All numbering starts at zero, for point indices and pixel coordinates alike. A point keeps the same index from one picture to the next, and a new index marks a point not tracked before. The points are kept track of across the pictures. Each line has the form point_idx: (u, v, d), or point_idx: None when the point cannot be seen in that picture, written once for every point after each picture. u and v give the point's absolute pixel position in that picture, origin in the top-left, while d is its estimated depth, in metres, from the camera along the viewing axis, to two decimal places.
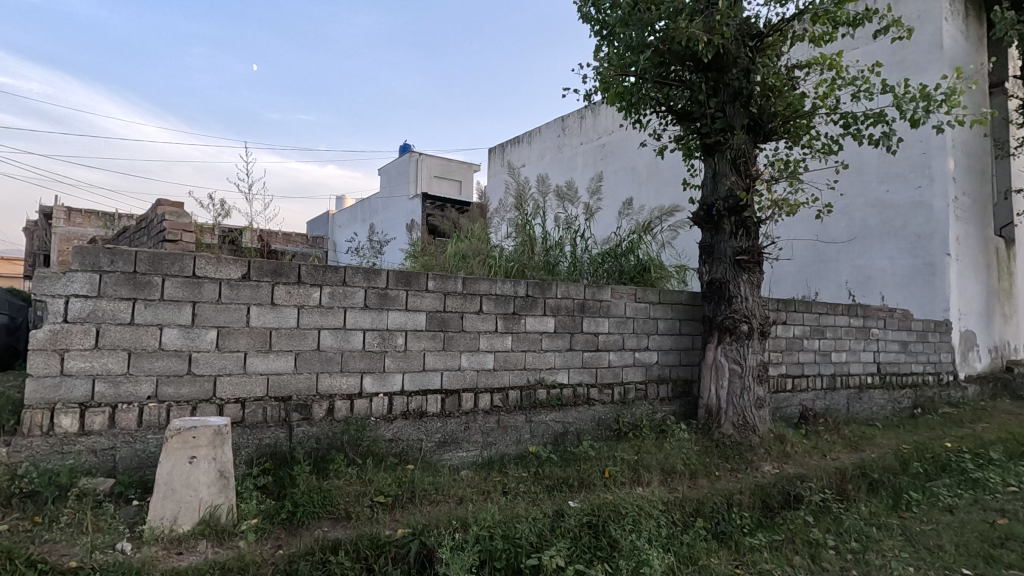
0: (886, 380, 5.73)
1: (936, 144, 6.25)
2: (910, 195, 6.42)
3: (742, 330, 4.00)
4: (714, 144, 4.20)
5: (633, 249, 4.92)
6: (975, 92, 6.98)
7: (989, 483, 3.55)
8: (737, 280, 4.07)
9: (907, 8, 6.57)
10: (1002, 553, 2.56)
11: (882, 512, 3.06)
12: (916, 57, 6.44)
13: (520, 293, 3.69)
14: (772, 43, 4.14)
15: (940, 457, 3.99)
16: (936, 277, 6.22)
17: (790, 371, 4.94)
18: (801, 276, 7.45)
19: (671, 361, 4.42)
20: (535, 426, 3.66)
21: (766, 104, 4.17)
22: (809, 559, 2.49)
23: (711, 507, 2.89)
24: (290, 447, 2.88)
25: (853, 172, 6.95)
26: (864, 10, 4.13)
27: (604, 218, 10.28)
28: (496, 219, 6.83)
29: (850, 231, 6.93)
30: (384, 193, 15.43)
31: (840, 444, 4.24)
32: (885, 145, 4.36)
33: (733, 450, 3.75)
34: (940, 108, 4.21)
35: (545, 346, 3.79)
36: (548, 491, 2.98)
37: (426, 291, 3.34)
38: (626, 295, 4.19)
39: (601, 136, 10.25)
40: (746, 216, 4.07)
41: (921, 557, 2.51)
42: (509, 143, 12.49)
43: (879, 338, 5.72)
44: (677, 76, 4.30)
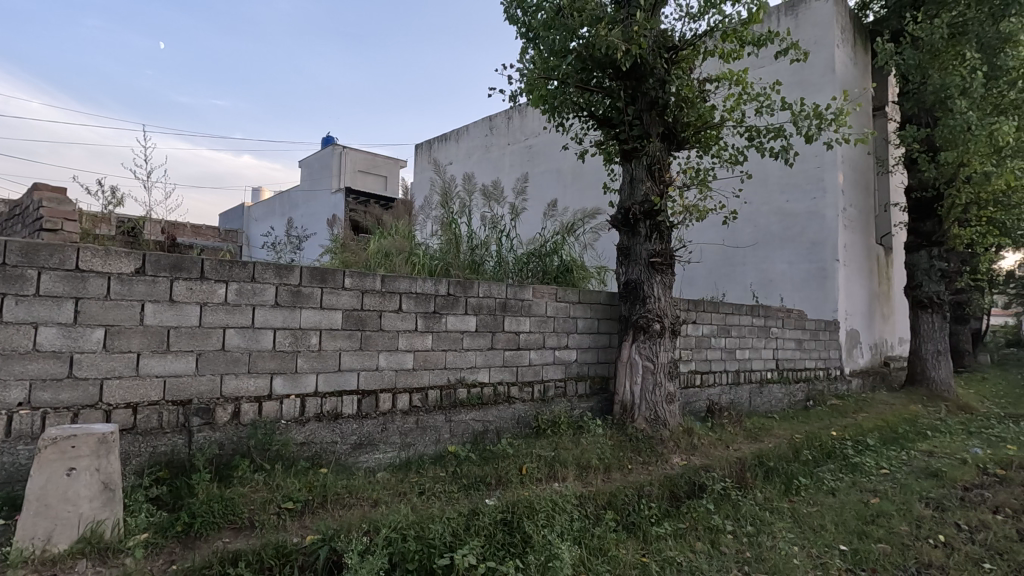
0: (783, 375, 6.19)
1: (829, 159, 6.84)
2: (806, 205, 6.99)
3: (654, 329, 4.20)
4: (632, 150, 4.36)
5: (556, 250, 5.00)
6: (861, 114, 7.71)
7: (865, 467, 3.94)
8: (651, 281, 4.26)
9: (805, 33, 7.15)
10: (874, 529, 2.84)
11: (775, 497, 3.31)
12: (813, 79, 7.02)
13: (441, 292, 3.66)
14: (686, 56, 4.36)
15: (826, 444, 4.37)
16: (827, 280, 6.81)
17: (698, 367, 5.23)
18: (710, 278, 7.92)
19: (589, 359, 4.55)
20: (454, 425, 3.64)
21: (680, 115, 4.39)
22: (709, 544, 2.64)
23: (623, 500, 3.01)
24: (189, 454, 2.69)
25: (758, 182, 7.48)
26: (767, 32, 4.42)
27: (530, 218, 10.41)
28: (421, 217, 6.74)
29: (754, 237, 7.46)
30: (305, 187, 14.79)
31: (742, 436, 4.55)
32: (784, 157, 4.68)
33: (645, 443, 3.92)
34: (831, 126, 4.60)
35: (466, 345, 3.78)
36: (464, 490, 2.98)
37: (342, 289, 3.23)
38: (547, 295, 4.26)
39: (528, 138, 10.38)
40: (660, 220, 4.27)
41: (806, 536, 2.74)
42: (436, 140, 12.36)
43: (778, 336, 6.17)
44: (599, 83, 4.43)
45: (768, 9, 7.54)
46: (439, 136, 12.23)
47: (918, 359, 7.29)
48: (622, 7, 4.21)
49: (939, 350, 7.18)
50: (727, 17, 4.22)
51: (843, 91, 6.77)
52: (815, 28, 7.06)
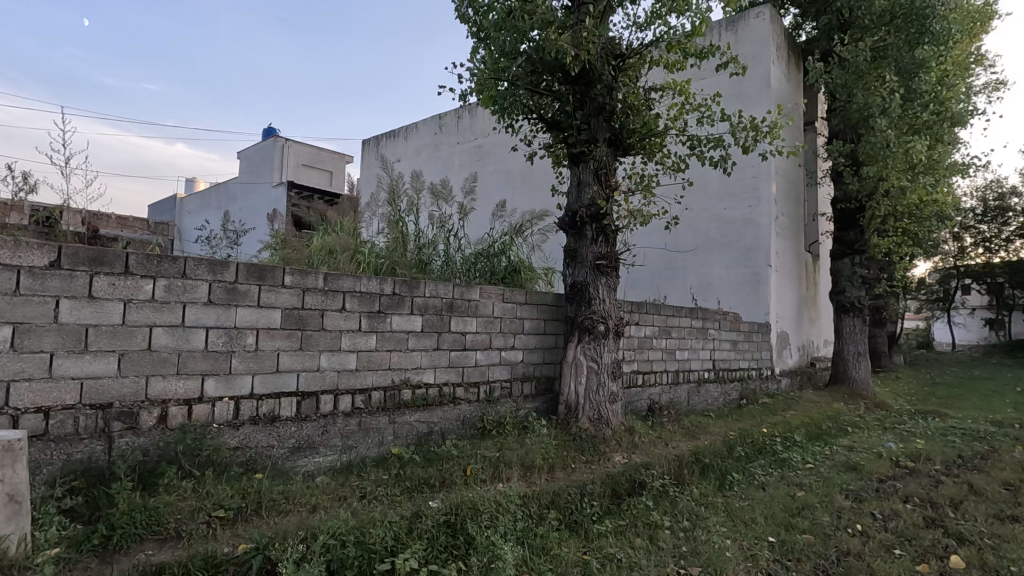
0: (720, 375, 6.45)
1: (763, 169, 7.21)
2: (743, 213, 7.32)
3: (599, 330, 4.28)
4: (580, 154, 4.44)
5: (504, 251, 5.01)
6: (794, 128, 8.15)
7: (792, 462, 4.16)
8: (597, 283, 4.34)
9: (743, 49, 7.50)
10: (799, 520, 3.01)
11: (710, 492, 3.44)
12: (750, 92, 7.37)
13: (386, 291, 3.59)
14: (632, 65, 4.47)
15: (758, 441, 4.59)
16: (761, 285, 7.15)
17: (640, 368, 5.37)
18: (653, 281, 8.16)
19: (535, 360, 4.58)
20: (398, 427, 3.57)
21: (626, 121, 4.50)
22: (648, 540, 2.72)
23: (565, 499, 3.06)
24: (108, 462, 2.52)
25: (699, 190, 7.77)
26: (708, 45, 4.60)
27: (478, 218, 10.40)
28: (368, 215, 6.60)
29: (695, 242, 7.75)
30: (245, 179, 14.16)
31: (680, 434, 4.71)
32: (723, 167, 4.88)
33: (588, 442, 3.99)
34: (766, 138, 4.83)
35: (411, 346, 3.73)
36: (407, 492, 2.93)
37: (282, 287, 3.10)
38: (494, 295, 4.26)
39: (477, 138, 10.36)
40: (606, 223, 4.37)
41: (738, 530, 2.87)
42: (384, 136, 12.13)
43: (715, 338, 6.43)
44: (548, 86, 4.47)
45: (710, 24, 7.86)
46: (387, 133, 12.01)
47: (841, 360, 7.78)
48: (572, 13, 4.28)
49: (859, 352, 7.69)
50: (672, 28, 4.36)
51: (777, 105, 7.14)
52: (753, 44, 7.41)
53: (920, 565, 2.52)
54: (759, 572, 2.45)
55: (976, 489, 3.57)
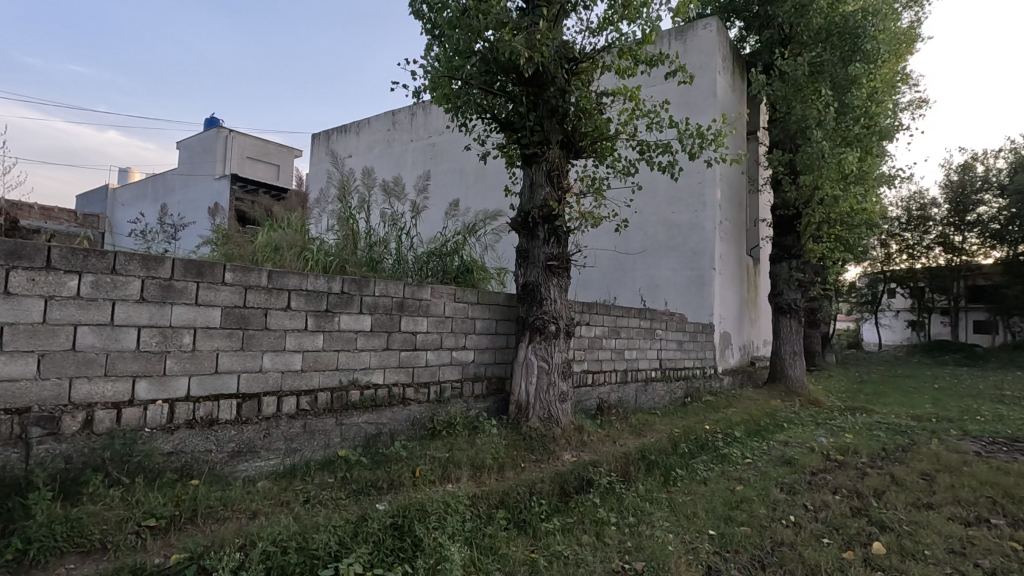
0: (666, 374, 6.64)
1: (709, 176, 7.48)
2: (689, 217, 7.57)
3: (550, 330, 4.32)
4: (533, 155, 4.47)
5: (457, 250, 4.99)
6: (738, 136, 8.49)
7: (732, 457, 4.34)
8: (548, 283, 4.38)
9: (691, 58, 7.75)
10: (738, 513, 3.14)
11: (655, 488, 3.54)
12: (697, 100, 7.63)
13: (334, 290, 3.50)
14: (585, 69, 4.53)
15: (701, 438, 4.76)
16: (705, 286, 7.41)
17: (590, 367, 5.46)
18: (603, 282, 8.32)
19: (486, 360, 4.58)
20: (345, 429, 3.49)
21: (578, 124, 4.57)
22: (594, 537, 2.76)
23: (514, 498, 3.08)
24: (25, 471, 2.34)
25: (648, 194, 7.98)
26: (658, 53, 4.71)
27: (431, 216, 10.31)
28: (317, 211, 6.44)
29: (644, 244, 7.96)
30: (184, 170, 13.50)
31: (627, 432, 4.82)
32: (670, 172, 5.01)
33: (538, 441, 4.02)
34: (711, 145, 5.00)
35: (360, 346, 3.65)
36: (353, 495, 2.87)
37: (222, 284, 2.97)
38: (445, 295, 4.24)
39: (431, 136, 10.25)
40: (558, 225, 4.41)
41: (680, 524, 2.97)
42: (334, 131, 11.84)
43: (662, 338, 6.61)
44: (502, 87, 4.48)
45: (660, 33, 8.09)
46: (338, 127, 11.73)
47: (778, 359, 8.16)
48: (526, 15, 4.31)
49: (795, 351, 8.09)
50: (623, 35, 4.46)
51: (722, 114, 7.42)
52: (700, 54, 7.67)
53: (846, 552, 2.68)
54: (699, 564, 2.54)
55: (897, 479, 3.83)
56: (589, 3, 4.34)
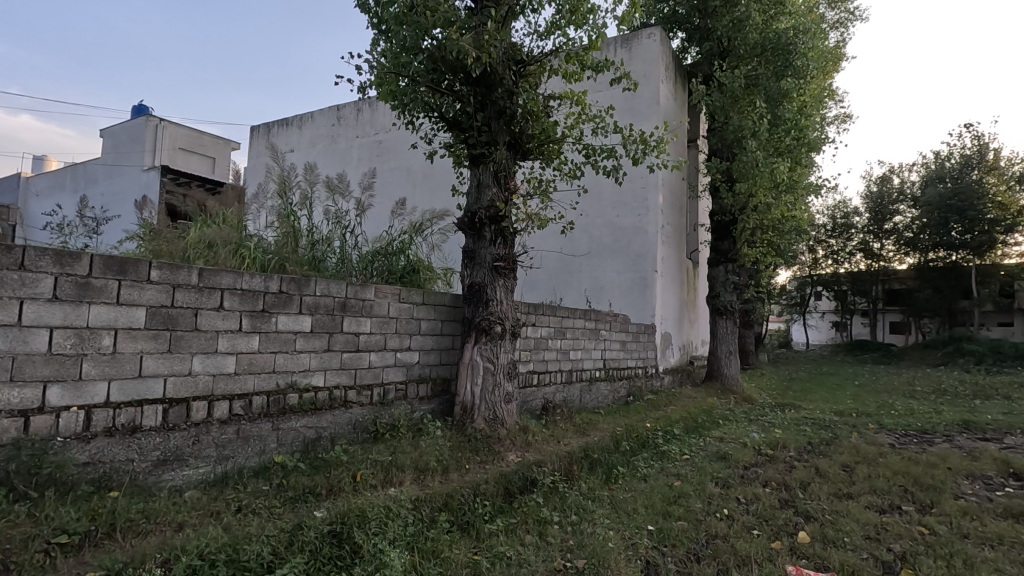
0: (610, 373, 6.78)
1: (652, 181, 7.70)
2: (633, 221, 7.77)
3: (496, 331, 4.32)
4: (480, 155, 4.46)
5: (403, 250, 4.92)
6: (679, 143, 8.79)
7: (671, 454, 4.49)
8: (494, 284, 4.38)
9: (636, 65, 7.95)
10: (675, 508, 3.25)
11: (596, 486, 3.60)
12: (641, 107, 7.85)
13: (271, 289, 3.36)
14: (533, 72, 4.58)
15: (642, 436, 4.89)
16: (648, 288, 7.62)
17: (536, 368, 5.50)
18: (550, 284, 8.41)
19: (431, 361, 4.53)
20: (282, 434, 3.35)
21: (525, 126, 4.59)
22: (537, 536, 2.78)
23: (458, 500, 3.06)
24: None
25: (594, 197, 8.15)
26: (604, 59, 4.80)
27: (377, 214, 10.11)
28: (255, 207, 6.18)
29: (589, 247, 8.11)
30: (108, 160, 12.63)
31: (571, 431, 4.89)
32: (615, 176, 5.12)
33: (482, 443, 4.01)
34: (653, 152, 5.14)
35: (299, 347, 3.52)
36: (290, 503, 2.77)
37: (147, 282, 2.79)
38: (390, 295, 4.16)
39: (377, 133, 10.05)
40: (504, 226, 4.43)
41: (621, 521, 3.03)
42: (275, 124, 11.39)
43: (606, 338, 6.74)
44: (449, 86, 4.44)
45: (606, 40, 8.27)
46: (279, 120, 11.30)
47: (715, 358, 8.50)
48: (475, 15, 4.30)
49: (730, 351, 8.45)
50: (570, 40, 4.53)
51: (663, 122, 7.68)
52: (644, 62, 7.88)
53: (775, 542, 2.82)
54: (639, 558, 2.60)
55: (821, 471, 4.07)
56: (537, 7, 4.37)
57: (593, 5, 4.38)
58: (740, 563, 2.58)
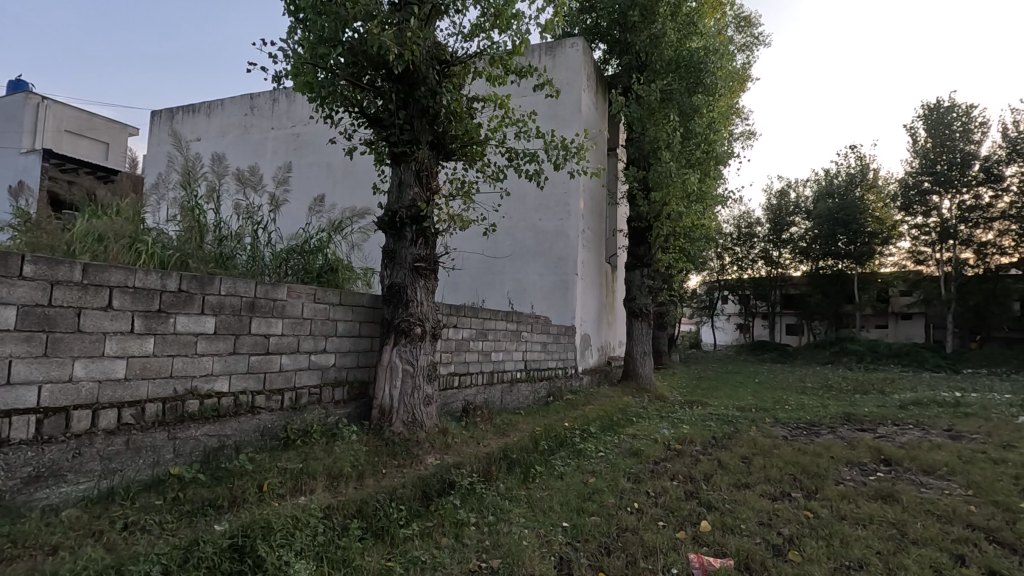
0: (531, 374, 6.87)
1: (573, 186, 7.91)
2: (554, 225, 7.95)
3: (416, 333, 4.25)
4: (401, 154, 4.40)
5: (321, 249, 4.75)
6: (599, 151, 9.10)
7: (587, 451, 4.62)
8: (415, 285, 4.32)
9: (559, 73, 8.14)
10: (589, 504, 3.35)
11: (514, 486, 3.64)
12: (563, 114, 8.05)
13: (169, 288, 3.10)
14: (457, 72, 4.57)
15: (560, 435, 5.01)
16: (568, 290, 7.81)
17: (457, 370, 5.47)
18: (472, 285, 8.40)
19: (348, 363, 4.39)
20: (179, 443, 3.12)
21: (448, 127, 4.56)
22: (453, 538, 2.77)
23: (373, 506, 2.99)
24: None
25: (517, 200, 8.25)
26: (528, 65, 4.87)
27: (292, 210, 9.67)
28: (154, 198, 5.71)
29: (511, 249, 8.19)
30: None
31: (491, 432, 4.92)
32: (537, 180, 5.19)
33: (400, 446, 3.95)
34: (574, 158, 5.28)
35: (200, 350, 3.28)
36: (186, 518, 2.58)
37: (18, 278, 2.48)
38: (304, 295, 3.98)
39: (295, 125, 9.61)
40: (426, 226, 4.38)
41: (537, 519, 3.08)
42: (179, 110, 10.59)
43: (527, 340, 6.83)
44: (371, 82, 4.34)
45: (531, 46, 8.40)
46: (184, 106, 10.52)
47: (631, 358, 8.86)
48: (398, 10, 4.22)
49: (644, 351, 8.85)
50: (494, 43, 4.56)
51: (584, 130, 7.92)
52: (567, 70, 8.09)
53: (679, 532, 2.98)
54: (553, 555, 2.65)
55: (722, 463, 4.36)
56: (461, 8, 4.37)
57: (517, 11, 4.44)
58: (647, 554, 2.70)
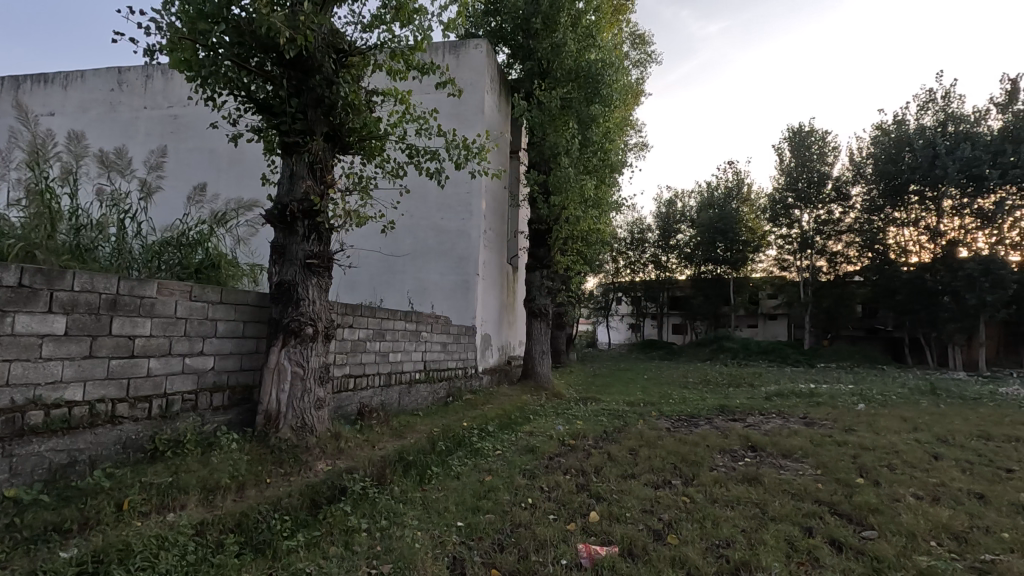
0: (430, 375, 6.79)
1: (475, 187, 7.94)
2: (456, 225, 7.93)
3: (307, 333, 4.04)
4: (293, 144, 4.16)
5: (202, 242, 4.37)
6: (501, 153, 9.22)
7: (484, 450, 4.66)
8: (307, 283, 4.10)
9: (462, 73, 8.13)
10: (485, 503, 3.37)
11: (409, 488, 3.58)
12: (466, 114, 8.06)
13: (7, 283, 2.68)
14: (355, 64, 4.40)
15: (458, 436, 5.00)
16: (469, 290, 7.82)
17: (352, 371, 5.27)
18: (370, 284, 8.14)
19: (230, 366, 4.07)
20: (17, 462, 2.70)
21: (345, 119, 4.39)
22: (342, 547, 2.66)
23: (254, 518, 2.81)
24: None
25: (418, 198, 8.13)
26: (430, 62, 4.80)
27: (167, 199, 8.80)
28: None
29: (412, 248, 8.05)
30: None
31: (387, 435, 4.80)
32: (438, 179, 5.14)
33: (288, 453, 3.73)
34: (475, 160, 5.29)
35: (47, 354, 2.86)
36: (25, 547, 2.25)
37: None
38: (178, 292, 3.63)
39: (172, 106, 8.76)
40: (319, 221, 4.18)
41: (432, 520, 3.06)
42: (26, 79, 9.22)
43: (427, 340, 6.75)
44: (260, 65, 4.06)
45: (434, 43, 8.31)
46: (33, 76, 9.18)
47: (530, 358, 9.06)
48: None
49: (543, 350, 9.09)
50: (396, 37, 4.45)
51: (485, 131, 7.99)
52: (471, 71, 8.10)
53: (569, 524, 3.09)
54: (446, 556, 2.64)
55: (611, 456, 4.59)
56: None
57: (420, 6, 4.37)
58: (538, 547, 2.77)
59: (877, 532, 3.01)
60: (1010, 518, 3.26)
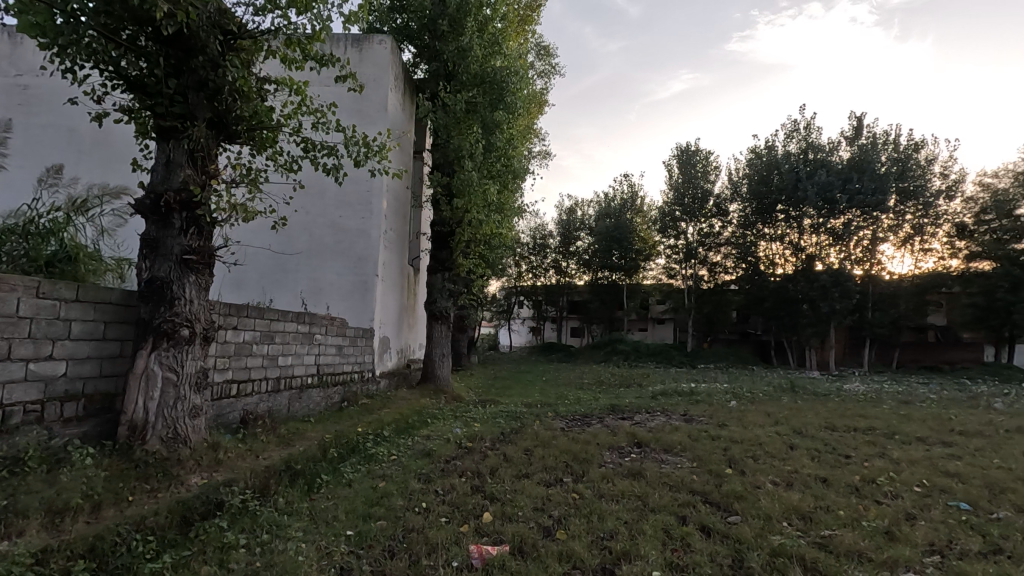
0: (323, 379, 6.50)
1: (375, 185, 7.75)
2: (355, 224, 7.68)
3: (182, 335, 3.71)
4: (171, 129, 3.82)
5: (55, 232, 3.86)
6: (404, 153, 9.08)
7: (379, 455, 4.54)
8: (183, 281, 3.77)
9: (365, 68, 7.90)
10: (377, 509, 3.29)
11: (295, 499, 3.40)
12: (368, 111, 7.85)
13: None
14: (246, 48, 4.12)
15: (351, 442, 4.83)
16: (367, 291, 7.59)
17: (236, 376, 4.91)
18: (259, 283, 7.64)
19: (86, 372, 3.62)
20: None
21: (232, 105, 4.10)
22: (217, 565, 2.47)
23: (111, 542, 2.53)
24: None
25: (314, 194, 7.77)
26: (329, 54, 4.61)
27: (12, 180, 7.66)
28: None
29: (307, 246, 7.67)
30: None
31: (272, 444, 4.53)
32: (335, 176, 4.94)
33: (156, 468, 3.39)
34: (375, 157, 5.15)
35: None
36: None
37: None
38: (22, 288, 3.17)
39: (20, 75, 7.62)
40: (199, 214, 3.86)
41: (319, 531, 2.93)
42: None
43: (320, 343, 6.45)
44: (133, 39, 3.67)
45: (335, 35, 8.00)
46: None
47: (430, 360, 8.97)
48: None
49: (443, 353, 9.03)
50: (292, 24, 4.22)
51: (388, 130, 7.82)
52: (374, 67, 7.90)
53: (463, 526, 3.10)
54: (333, 567, 2.54)
55: (507, 456, 4.68)
56: None
57: None
58: (429, 551, 2.76)
59: (739, 517, 3.33)
60: (845, 497, 3.76)
